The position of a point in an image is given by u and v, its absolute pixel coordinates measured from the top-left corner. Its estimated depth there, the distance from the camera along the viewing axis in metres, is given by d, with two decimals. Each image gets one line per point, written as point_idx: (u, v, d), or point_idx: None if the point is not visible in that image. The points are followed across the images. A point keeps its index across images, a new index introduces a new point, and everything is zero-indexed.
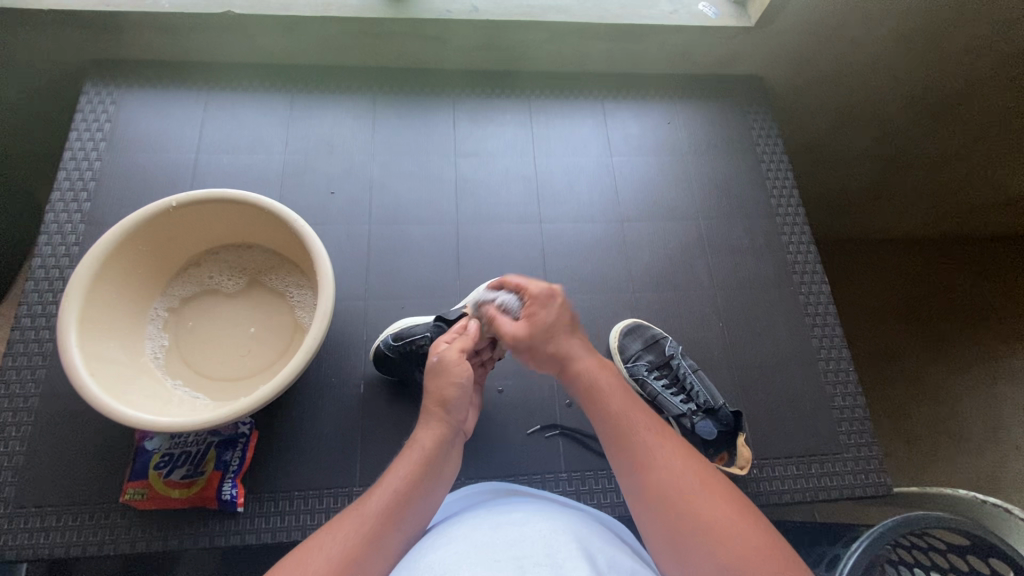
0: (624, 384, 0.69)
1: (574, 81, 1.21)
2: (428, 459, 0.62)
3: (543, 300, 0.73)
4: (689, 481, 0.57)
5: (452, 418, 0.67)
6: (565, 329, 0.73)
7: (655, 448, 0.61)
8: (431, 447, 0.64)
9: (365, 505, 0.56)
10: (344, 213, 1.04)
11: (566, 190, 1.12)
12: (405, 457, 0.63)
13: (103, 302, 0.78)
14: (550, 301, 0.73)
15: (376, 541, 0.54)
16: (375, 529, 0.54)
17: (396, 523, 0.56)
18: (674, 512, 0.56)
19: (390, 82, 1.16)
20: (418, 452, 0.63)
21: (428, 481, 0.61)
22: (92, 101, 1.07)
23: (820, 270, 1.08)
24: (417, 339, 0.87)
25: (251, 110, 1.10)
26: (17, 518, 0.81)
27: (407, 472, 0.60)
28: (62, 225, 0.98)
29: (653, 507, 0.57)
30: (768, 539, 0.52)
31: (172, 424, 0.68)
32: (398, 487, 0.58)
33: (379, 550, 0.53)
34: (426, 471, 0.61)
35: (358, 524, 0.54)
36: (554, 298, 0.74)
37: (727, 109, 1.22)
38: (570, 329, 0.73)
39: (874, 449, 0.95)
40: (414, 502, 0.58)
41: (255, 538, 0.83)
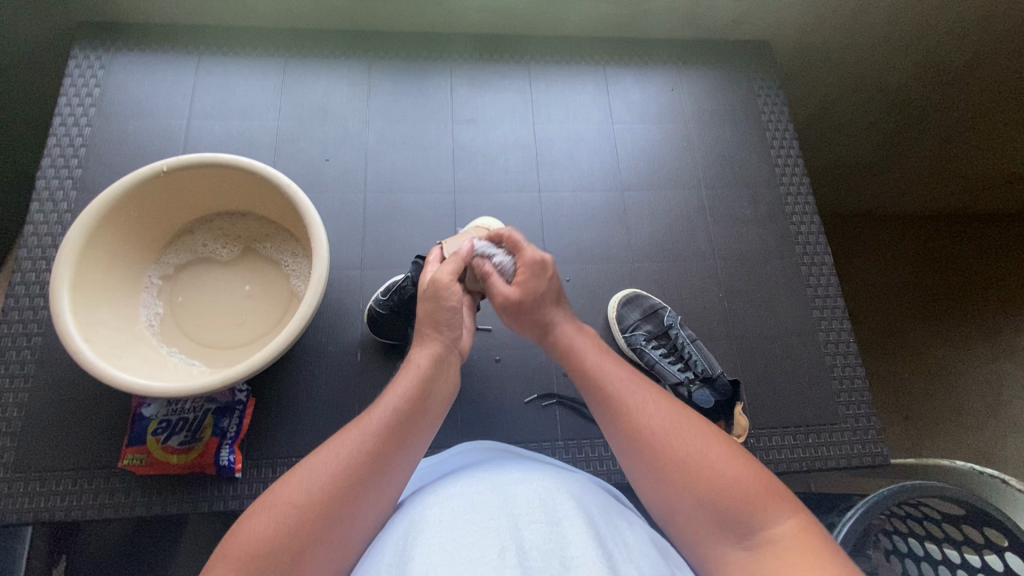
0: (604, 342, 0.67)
1: (575, 45, 1.18)
2: (428, 379, 0.59)
3: (535, 272, 0.66)
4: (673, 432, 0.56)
5: (448, 334, 0.65)
6: (553, 302, 0.68)
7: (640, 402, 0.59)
8: (430, 367, 0.60)
9: (363, 423, 0.55)
10: (339, 181, 1.03)
11: (566, 159, 1.09)
12: (402, 376, 0.60)
13: (96, 268, 0.77)
14: (542, 273, 0.66)
15: (378, 459, 0.53)
16: (375, 447, 0.53)
17: (398, 441, 0.54)
18: (660, 462, 0.55)
19: (386, 46, 1.13)
20: (416, 371, 0.60)
21: (430, 400, 0.59)
22: (81, 65, 1.04)
23: (824, 241, 1.07)
24: (401, 287, 0.86)
25: (243, 75, 1.08)
26: (18, 483, 0.81)
27: (405, 391, 0.58)
28: (53, 191, 0.97)
29: (631, 455, 0.57)
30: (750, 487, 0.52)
31: (168, 389, 0.68)
32: (397, 406, 0.56)
33: (382, 468, 0.53)
34: (427, 391, 0.59)
35: (357, 441, 0.53)
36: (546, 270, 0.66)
37: (732, 75, 1.19)
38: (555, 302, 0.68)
39: (872, 420, 0.95)
40: (415, 421, 0.56)
41: (254, 503, 0.83)
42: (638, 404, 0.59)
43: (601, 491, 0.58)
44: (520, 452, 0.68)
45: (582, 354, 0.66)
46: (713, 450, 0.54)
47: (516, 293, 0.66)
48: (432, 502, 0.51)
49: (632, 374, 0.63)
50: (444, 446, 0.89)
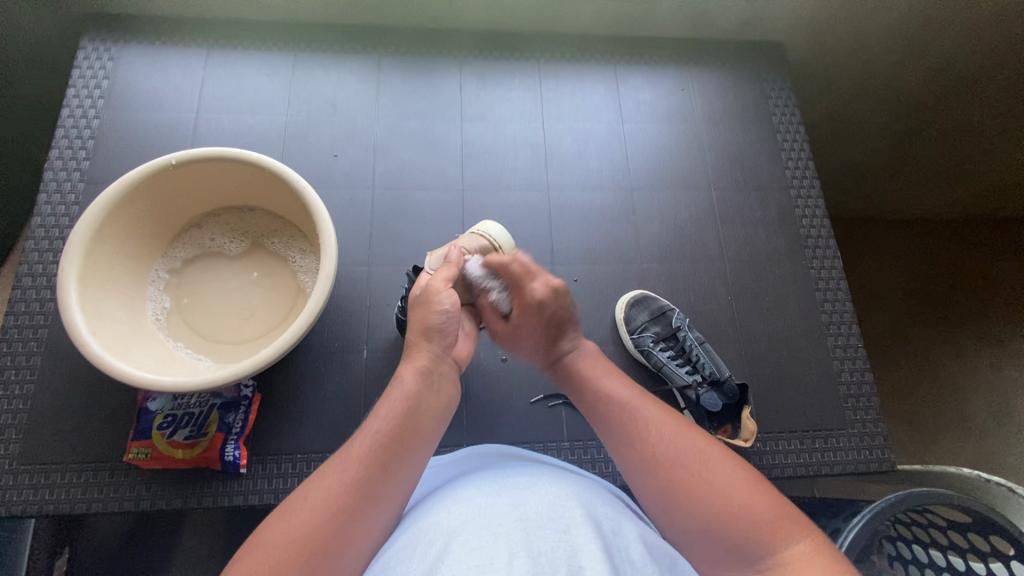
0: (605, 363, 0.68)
1: (585, 43, 1.17)
2: (412, 402, 0.59)
3: (531, 311, 0.68)
4: (680, 447, 0.57)
5: (437, 343, 0.65)
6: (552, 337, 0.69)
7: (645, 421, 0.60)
8: (416, 388, 0.61)
9: (349, 452, 0.55)
10: (347, 177, 1.02)
11: (575, 157, 1.09)
12: (387, 400, 0.60)
13: (103, 261, 0.77)
14: (537, 312, 0.68)
15: (366, 486, 0.52)
16: (362, 475, 0.53)
17: (386, 467, 0.54)
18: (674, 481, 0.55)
19: (395, 41, 1.12)
20: (400, 393, 0.60)
21: (418, 421, 0.58)
22: (90, 56, 1.04)
23: (834, 244, 1.06)
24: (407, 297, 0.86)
25: (252, 68, 1.07)
26: (22, 475, 0.81)
27: (390, 413, 0.58)
28: (61, 183, 0.96)
29: (642, 475, 0.57)
30: (760, 491, 0.53)
31: (174, 384, 0.68)
32: (382, 430, 0.56)
33: (372, 495, 0.52)
34: (411, 410, 0.59)
35: (343, 471, 0.53)
36: (543, 309, 0.67)
37: (744, 76, 1.18)
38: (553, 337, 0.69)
39: (879, 426, 0.94)
40: (403, 445, 0.56)
41: (258, 498, 0.83)
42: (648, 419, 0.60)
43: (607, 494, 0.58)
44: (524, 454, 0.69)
45: (589, 376, 0.67)
46: (722, 469, 0.55)
47: (513, 330, 0.71)
48: (442, 509, 0.51)
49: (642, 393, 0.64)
50: (448, 446, 0.89)
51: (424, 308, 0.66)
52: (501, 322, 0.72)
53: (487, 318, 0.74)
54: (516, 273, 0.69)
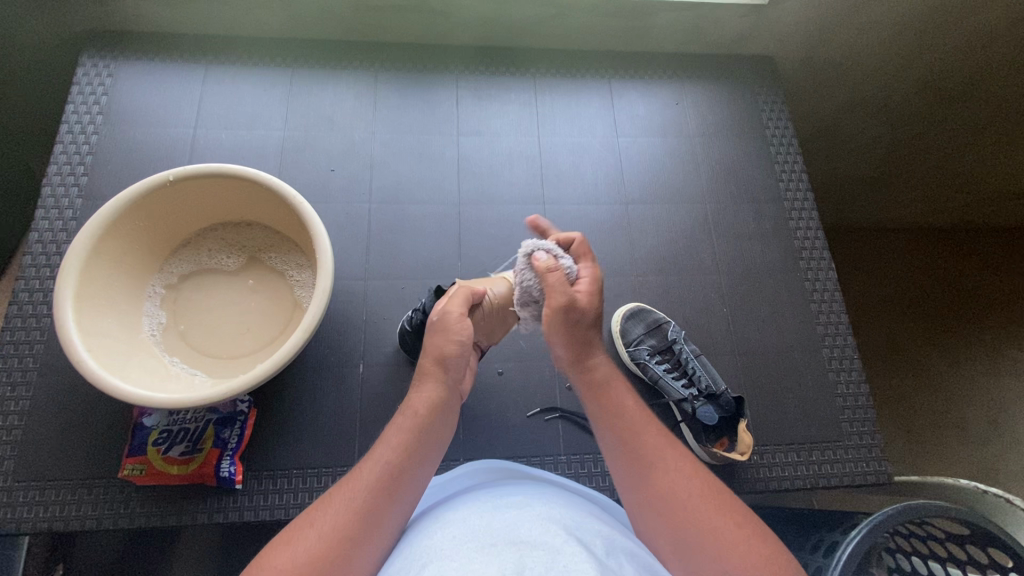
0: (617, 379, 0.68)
1: (580, 58, 1.19)
2: (422, 428, 0.60)
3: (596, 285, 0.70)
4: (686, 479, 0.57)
5: (449, 378, 0.64)
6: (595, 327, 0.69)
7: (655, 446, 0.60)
8: (427, 415, 0.61)
9: (355, 478, 0.55)
10: (344, 191, 1.03)
11: (570, 171, 1.10)
12: (396, 425, 0.60)
13: (99, 278, 0.77)
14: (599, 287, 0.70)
15: (370, 515, 0.52)
16: (368, 504, 0.53)
17: (391, 495, 0.54)
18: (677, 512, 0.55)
19: (391, 57, 1.14)
20: (411, 421, 0.60)
21: (425, 450, 0.58)
22: (89, 73, 1.05)
23: (828, 256, 1.07)
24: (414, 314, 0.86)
25: (249, 84, 1.08)
26: (16, 492, 0.81)
27: (399, 441, 0.58)
28: (59, 199, 0.97)
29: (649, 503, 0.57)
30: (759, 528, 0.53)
31: (169, 401, 0.68)
32: (391, 459, 0.56)
33: (375, 523, 0.52)
34: (420, 437, 0.59)
35: (348, 498, 0.53)
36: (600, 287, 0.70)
37: (736, 89, 1.20)
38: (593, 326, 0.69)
39: (876, 437, 0.94)
40: (409, 474, 0.56)
41: (253, 514, 0.83)
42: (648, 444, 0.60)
43: (604, 517, 0.59)
44: (518, 470, 0.70)
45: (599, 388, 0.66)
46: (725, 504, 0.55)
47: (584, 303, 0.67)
48: (433, 532, 0.52)
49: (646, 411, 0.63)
50: (445, 461, 0.89)
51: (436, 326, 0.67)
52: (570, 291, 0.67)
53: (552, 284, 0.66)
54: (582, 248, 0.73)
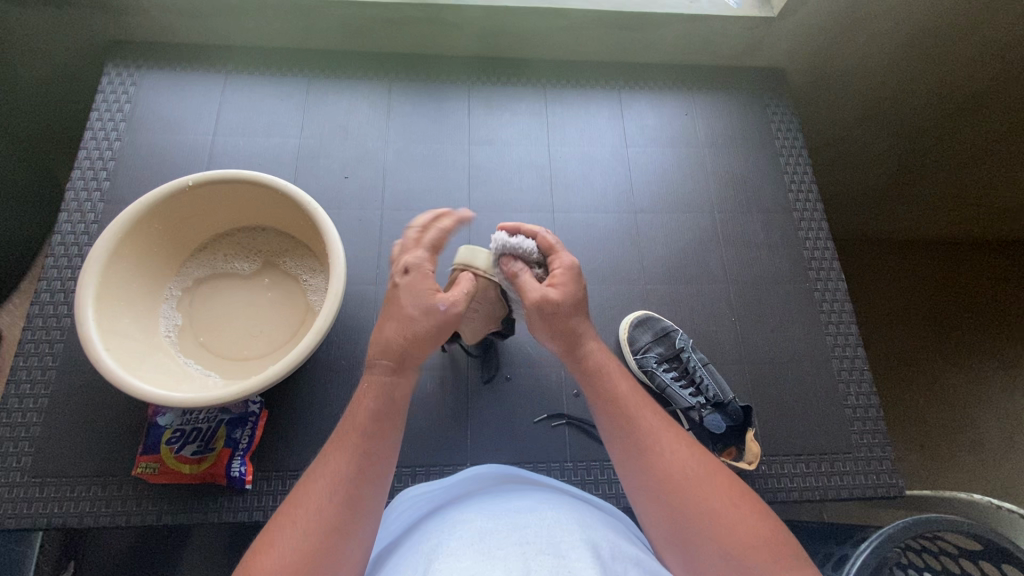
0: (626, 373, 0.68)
1: (591, 70, 1.20)
2: (386, 407, 0.60)
3: (569, 276, 0.69)
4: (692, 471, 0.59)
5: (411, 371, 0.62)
6: (583, 309, 0.69)
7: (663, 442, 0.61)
8: (386, 395, 0.60)
9: (330, 471, 0.56)
10: (357, 198, 1.05)
11: (579, 179, 1.11)
12: (359, 411, 0.60)
13: (119, 279, 0.79)
14: (575, 276, 0.69)
15: (351, 506, 0.55)
16: (346, 496, 0.55)
17: (367, 484, 0.56)
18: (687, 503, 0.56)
19: (405, 68, 1.16)
20: (371, 406, 0.60)
21: (386, 431, 0.59)
22: (113, 82, 1.09)
23: (837, 266, 1.07)
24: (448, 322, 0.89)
25: (266, 93, 1.11)
26: (32, 488, 0.83)
27: (364, 429, 0.59)
28: (81, 203, 1.00)
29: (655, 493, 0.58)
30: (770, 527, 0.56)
31: (184, 401, 0.69)
32: (360, 446, 0.58)
33: (357, 513, 0.55)
34: (386, 419, 0.60)
35: (328, 492, 0.55)
36: (577, 273, 0.70)
37: (745, 101, 1.20)
38: (583, 311, 0.69)
39: (886, 450, 0.94)
40: (376, 460, 0.58)
41: (263, 515, 0.84)
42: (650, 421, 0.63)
43: (606, 520, 0.59)
44: (519, 475, 0.69)
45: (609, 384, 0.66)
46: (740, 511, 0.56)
47: (557, 293, 0.67)
48: (444, 528, 0.53)
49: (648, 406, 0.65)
50: (452, 465, 0.89)
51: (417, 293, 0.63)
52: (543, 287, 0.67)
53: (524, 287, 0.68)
54: (547, 241, 0.72)
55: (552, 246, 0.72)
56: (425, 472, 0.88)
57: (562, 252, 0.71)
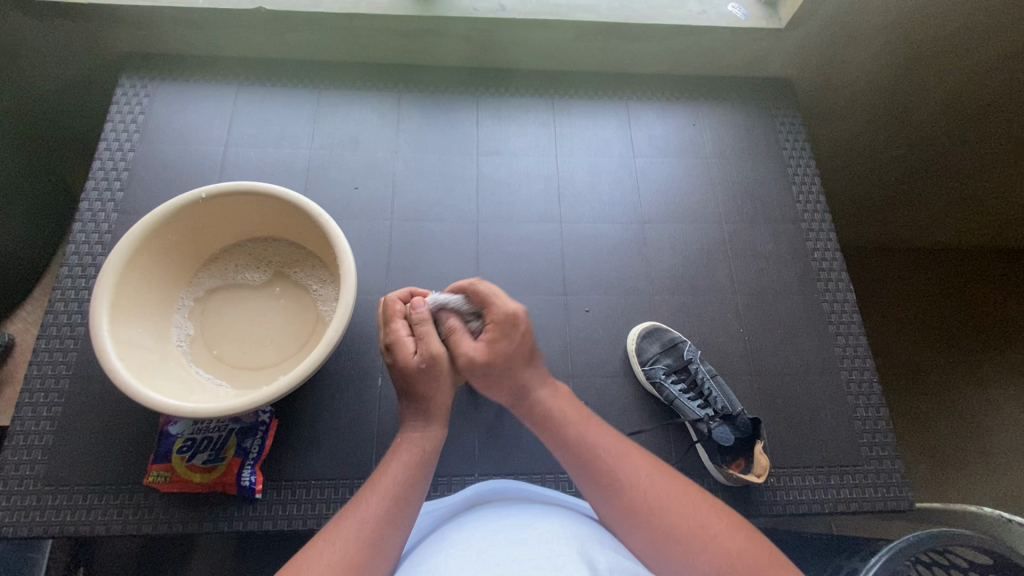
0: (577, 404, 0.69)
1: (599, 81, 1.21)
2: (421, 459, 0.65)
3: (505, 327, 0.66)
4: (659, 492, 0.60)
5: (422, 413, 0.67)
6: (526, 359, 0.68)
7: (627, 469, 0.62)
8: (424, 448, 0.66)
9: (360, 512, 0.58)
10: (366, 209, 1.06)
11: (587, 189, 1.11)
12: (395, 459, 0.64)
13: (133, 289, 0.80)
14: (513, 327, 0.66)
15: (377, 545, 0.56)
16: (374, 535, 0.56)
17: (395, 526, 0.58)
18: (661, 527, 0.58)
19: (414, 80, 1.17)
20: (408, 456, 0.64)
21: (418, 482, 0.63)
22: (128, 93, 1.10)
23: (846, 277, 1.06)
24: None
25: (278, 104, 1.12)
26: (44, 496, 0.83)
27: (399, 475, 0.62)
28: (96, 213, 1.01)
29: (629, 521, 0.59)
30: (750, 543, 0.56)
31: (197, 411, 0.70)
32: (393, 492, 0.60)
33: (382, 550, 0.56)
34: (418, 472, 0.63)
35: (356, 528, 0.56)
36: (518, 323, 0.66)
37: (752, 111, 1.21)
38: (527, 359, 0.68)
39: (896, 463, 0.93)
40: (407, 506, 0.61)
41: (272, 524, 0.84)
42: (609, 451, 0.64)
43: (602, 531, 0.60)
44: (518, 490, 0.70)
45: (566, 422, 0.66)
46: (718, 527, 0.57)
47: (483, 351, 0.65)
48: (441, 551, 0.53)
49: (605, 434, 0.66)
50: (460, 475, 0.89)
51: (403, 357, 0.65)
52: (472, 344, 0.66)
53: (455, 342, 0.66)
54: (483, 293, 0.68)
55: (486, 294, 0.68)
56: (433, 482, 0.89)
57: (499, 299, 0.67)
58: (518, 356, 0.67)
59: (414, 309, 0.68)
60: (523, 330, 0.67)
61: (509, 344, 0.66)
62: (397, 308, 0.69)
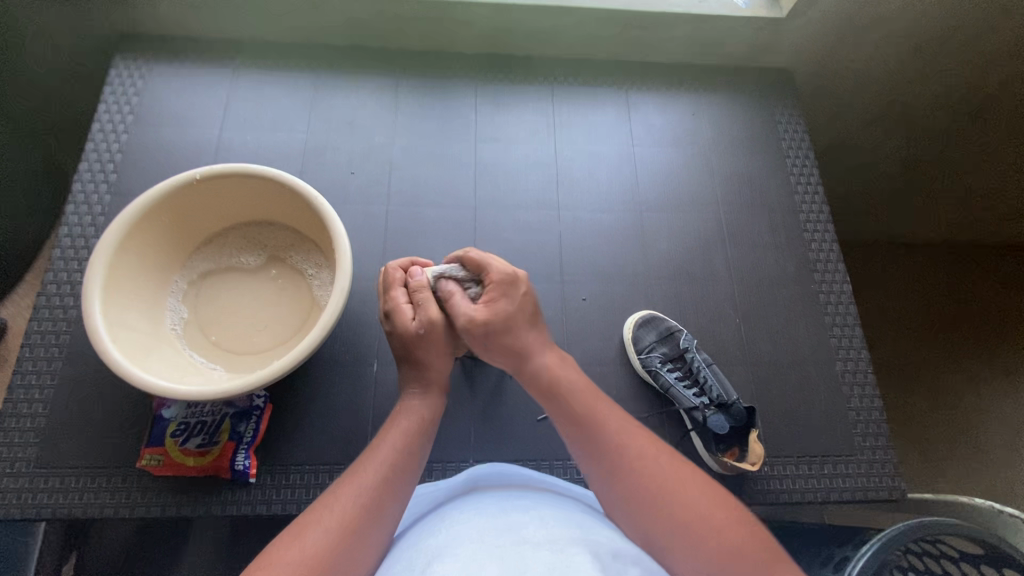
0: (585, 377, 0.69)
1: (599, 69, 1.20)
2: (421, 427, 0.65)
3: (505, 287, 0.67)
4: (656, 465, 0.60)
5: (420, 379, 0.68)
6: (529, 320, 0.69)
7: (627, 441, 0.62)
8: (423, 416, 0.65)
9: (359, 478, 0.58)
10: (363, 194, 1.05)
11: (585, 178, 1.11)
12: (396, 428, 0.64)
13: (126, 271, 0.79)
14: (512, 287, 0.67)
15: (374, 512, 0.56)
16: (372, 502, 0.56)
17: (392, 493, 0.58)
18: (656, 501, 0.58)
19: (413, 65, 1.16)
20: (406, 425, 0.64)
21: (417, 451, 0.63)
22: (121, 74, 1.09)
23: (843, 269, 1.06)
24: None
25: (274, 88, 1.11)
26: (36, 478, 0.83)
27: (398, 442, 0.62)
28: (89, 195, 1.00)
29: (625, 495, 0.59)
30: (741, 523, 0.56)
31: (190, 392, 0.69)
32: (391, 459, 0.60)
33: (379, 517, 0.56)
34: (416, 439, 0.63)
35: (354, 494, 0.56)
36: (517, 284, 0.68)
37: (753, 102, 1.20)
38: (530, 319, 0.69)
39: (889, 453, 0.94)
40: (406, 474, 0.60)
41: (267, 508, 0.84)
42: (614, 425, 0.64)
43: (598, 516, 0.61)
44: (517, 474, 0.71)
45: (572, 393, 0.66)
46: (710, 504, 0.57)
47: (485, 312, 0.65)
48: (440, 532, 0.53)
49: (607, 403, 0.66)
50: (455, 461, 0.89)
51: (402, 324, 0.66)
52: (470, 308, 0.66)
53: (453, 306, 0.66)
54: (478, 258, 0.69)
55: (483, 259, 0.69)
56: (428, 468, 0.89)
57: (497, 262, 0.68)
58: (520, 315, 0.67)
59: (413, 277, 0.69)
60: (523, 292, 0.68)
61: (512, 307, 0.67)
62: (397, 276, 0.70)
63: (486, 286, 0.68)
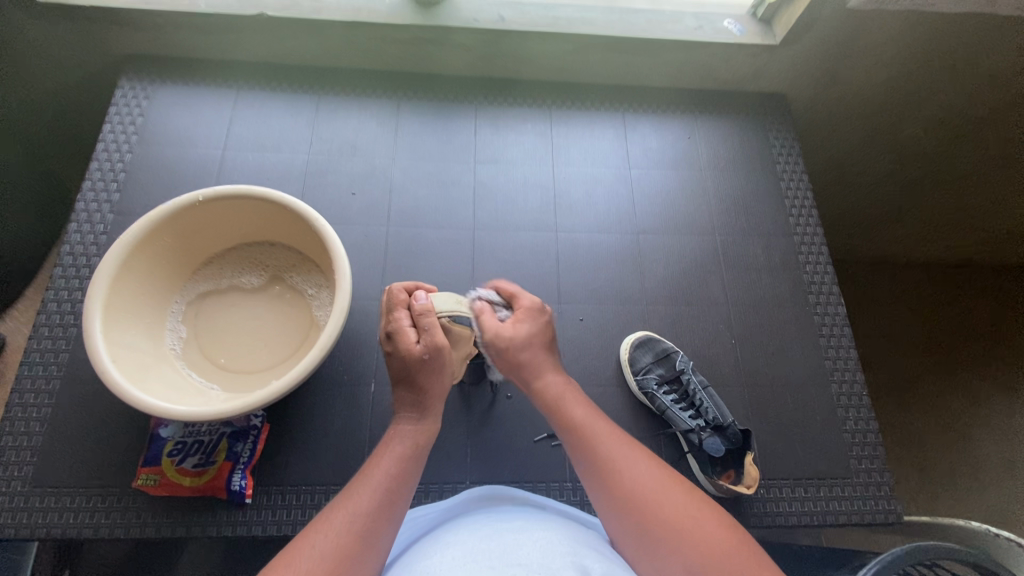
0: (588, 399, 0.70)
1: (597, 92, 1.22)
2: (415, 450, 0.65)
3: (533, 312, 0.72)
4: (656, 490, 0.60)
5: (416, 405, 0.68)
6: (545, 345, 0.72)
7: (626, 463, 0.62)
8: (416, 441, 0.66)
9: (351, 505, 0.58)
10: (363, 215, 1.06)
11: (583, 199, 1.12)
12: (388, 453, 0.64)
13: (125, 291, 0.80)
14: (539, 314, 0.72)
15: (368, 538, 0.56)
16: (367, 527, 0.56)
17: (386, 519, 0.58)
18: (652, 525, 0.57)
19: (414, 88, 1.18)
20: (399, 450, 0.64)
21: (409, 476, 0.63)
22: (127, 95, 1.11)
23: (837, 291, 1.08)
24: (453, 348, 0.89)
25: (277, 109, 1.13)
26: (32, 498, 0.83)
27: (391, 468, 0.62)
28: (91, 214, 1.01)
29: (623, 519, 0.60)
30: (747, 553, 0.55)
31: (187, 413, 0.69)
32: (385, 485, 0.60)
33: (372, 545, 0.56)
34: (411, 465, 0.64)
35: (347, 520, 0.56)
36: (543, 313, 0.73)
37: (748, 126, 1.22)
38: (546, 345, 0.72)
39: (885, 476, 0.94)
40: (398, 500, 0.60)
41: (261, 529, 0.84)
42: (615, 449, 0.64)
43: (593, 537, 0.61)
44: (515, 495, 0.71)
45: (573, 416, 0.67)
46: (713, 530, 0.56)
47: (513, 330, 0.69)
48: (434, 552, 0.54)
49: (607, 422, 0.67)
50: (451, 483, 0.89)
51: (405, 347, 0.66)
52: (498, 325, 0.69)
53: (481, 322, 0.69)
54: (509, 290, 0.74)
55: (515, 289, 0.74)
56: (424, 489, 0.88)
57: (527, 292, 0.74)
58: (541, 339, 0.71)
59: (417, 301, 0.68)
60: (548, 320, 0.73)
61: (537, 331, 0.71)
62: (402, 298, 0.70)
63: (514, 310, 0.73)
